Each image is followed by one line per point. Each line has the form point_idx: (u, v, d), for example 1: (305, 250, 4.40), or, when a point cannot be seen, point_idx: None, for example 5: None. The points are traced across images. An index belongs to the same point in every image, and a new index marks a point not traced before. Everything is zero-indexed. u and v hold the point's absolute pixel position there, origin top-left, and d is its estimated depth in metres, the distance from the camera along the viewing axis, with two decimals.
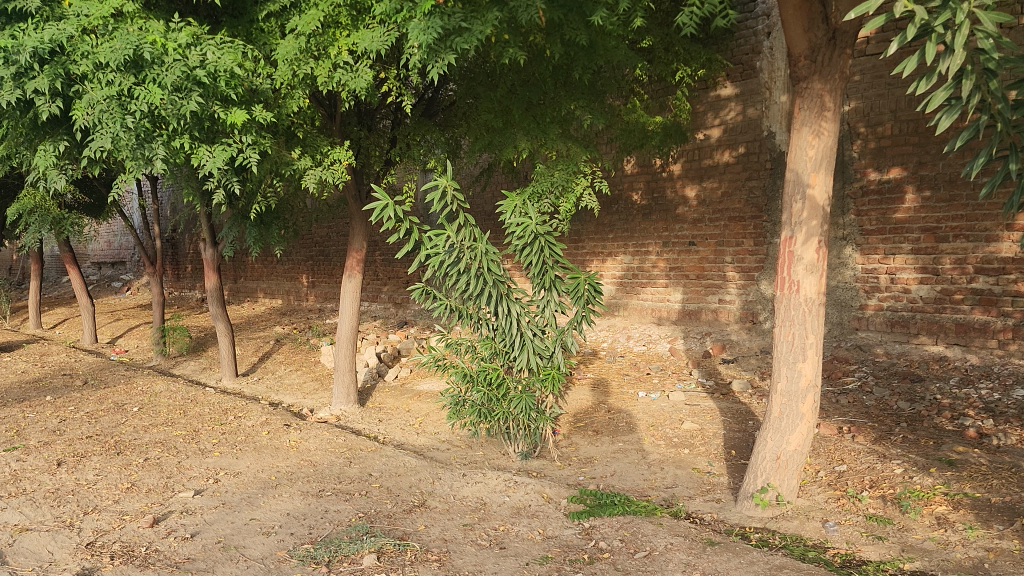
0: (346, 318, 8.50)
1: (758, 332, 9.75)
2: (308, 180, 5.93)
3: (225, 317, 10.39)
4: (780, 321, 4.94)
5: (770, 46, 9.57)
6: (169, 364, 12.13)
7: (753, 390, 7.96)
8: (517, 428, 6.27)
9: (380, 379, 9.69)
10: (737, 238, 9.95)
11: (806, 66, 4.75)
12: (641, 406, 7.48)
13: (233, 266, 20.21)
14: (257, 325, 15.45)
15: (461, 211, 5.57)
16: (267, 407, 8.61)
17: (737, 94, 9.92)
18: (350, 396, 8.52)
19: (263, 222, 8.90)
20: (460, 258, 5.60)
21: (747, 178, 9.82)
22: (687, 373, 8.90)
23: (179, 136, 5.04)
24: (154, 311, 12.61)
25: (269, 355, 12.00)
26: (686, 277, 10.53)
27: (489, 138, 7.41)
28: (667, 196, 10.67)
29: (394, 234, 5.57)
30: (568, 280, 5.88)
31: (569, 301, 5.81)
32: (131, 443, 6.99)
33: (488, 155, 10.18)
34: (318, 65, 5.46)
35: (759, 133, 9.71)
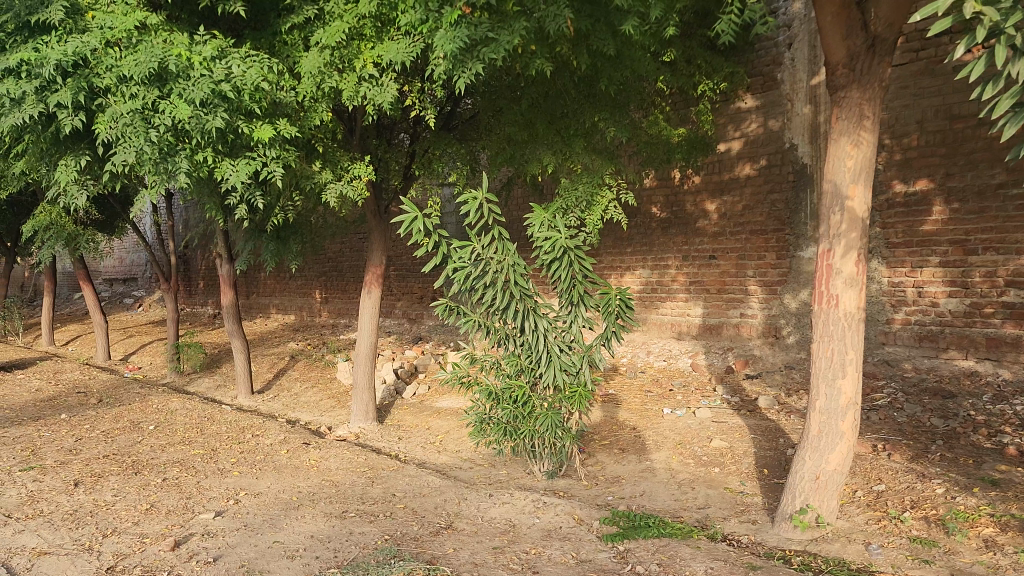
0: (365, 335, 8.39)
1: (781, 347, 9.58)
2: (331, 195, 5.84)
3: (242, 334, 10.29)
4: (819, 337, 4.80)
5: (791, 58, 9.48)
6: (184, 381, 12.04)
7: (781, 407, 7.79)
8: (543, 447, 6.12)
9: (397, 397, 9.55)
10: (759, 251, 9.81)
11: (845, 74, 4.64)
12: (666, 422, 7.31)
13: (247, 282, 20.17)
14: (271, 342, 15.36)
15: (493, 225, 5.48)
16: (284, 425, 8.48)
17: (758, 106, 9.81)
18: (369, 414, 8.40)
19: (280, 237, 8.79)
20: (488, 272, 5.48)
21: (769, 191, 9.69)
22: (711, 389, 8.73)
23: (202, 151, 4.96)
24: (169, 328, 12.57)
25: (284, 372, 11.89)
26: (707, 291, 10.38)
27: (511, 152, 7.33)
28: (687, 210, 10.54)
29: (421, 248, 5.46)
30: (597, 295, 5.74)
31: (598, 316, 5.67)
32: (149, 462, 6.87)
33: (507, 170, 10.09)
34: (343, 78, 5.38)
35: (780, 146, 9.59)
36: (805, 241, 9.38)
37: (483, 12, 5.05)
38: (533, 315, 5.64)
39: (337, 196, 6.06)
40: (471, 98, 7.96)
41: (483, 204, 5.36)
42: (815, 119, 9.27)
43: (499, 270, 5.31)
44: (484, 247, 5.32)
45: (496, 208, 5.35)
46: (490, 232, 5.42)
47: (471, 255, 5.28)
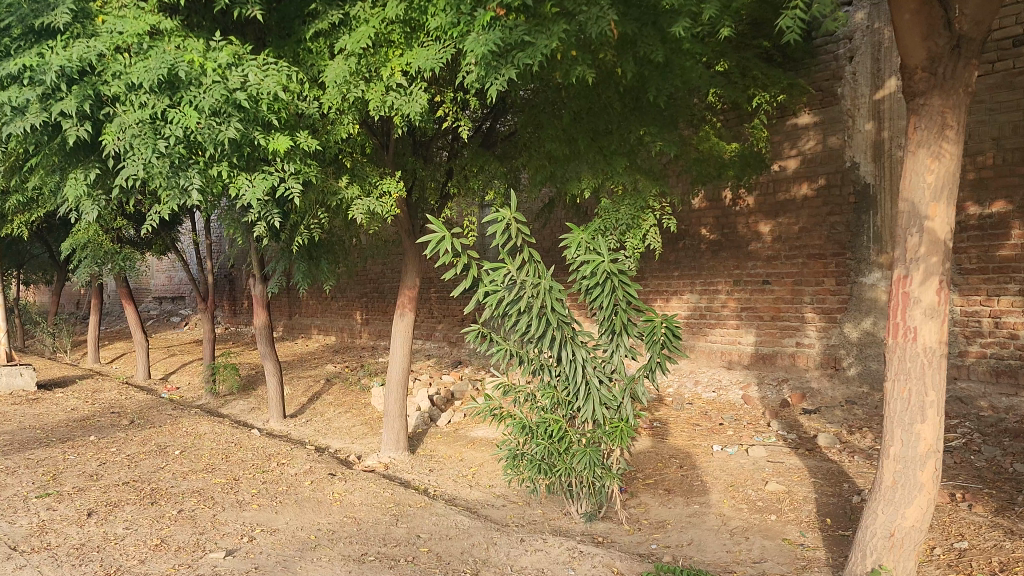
0: (398, 360, 8.03)
1: (841, 379, 8.94)
2: (358, 213, 5.48)
3: (275, 356, 10.02)
4: (893, 375, 4.25)
5: (853, 71, 8.90)
6: (219, 403, 11.82)
7: (843, 446, 7.18)
8: (580, 486, 5.64)
9: (432, 425, 9.14)
10: (817, 277, 9.21)
11: (924, 79, 4.12)
12: (718, 460, 6.73)
13: (289, 302, 20.06)
14: (310, 363, 15.12)
15: (524, 246, 5.02)
16: (312, 453, 8.12)
17: (817, 122, 9.23)
18: (400, 443, 7.99)
19: (312, 255, 8.49)
20: (521, 298, 5.01)
21: (828, 213, 9.09)
22: (765, 424, 8.11)
23: (216, 164, 4.65)
24: (205, 348, 12.39)
25: (319, 395, 11.57)
26: (760, 318, 9.78)
27: (551, 170, 6.92)
28: (739, 232, 9.98)
29: (449, 270, 5.03)
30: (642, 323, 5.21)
31: (641, 347, 5.12)
32: (167, 491, 6.56)
33: (549, 189, 9.67)
34: (370, 88, 5.04)
35: (841, 164, 9.01)
36: (868, 265, 8.78)
37: (520, 14, 4.67)
38: (571, 344, 5.16)
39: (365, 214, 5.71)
40: (511, 112, 7.60)
41: (516, 224, 4.93)
42: (879, 137, 8.71)
43: (533, 297, 4.84)
44: (516, 271, 4.86)
45: (531, 228, 4.90)
46: (524, 253, 4.97)
47: (502, 279, 4.83)
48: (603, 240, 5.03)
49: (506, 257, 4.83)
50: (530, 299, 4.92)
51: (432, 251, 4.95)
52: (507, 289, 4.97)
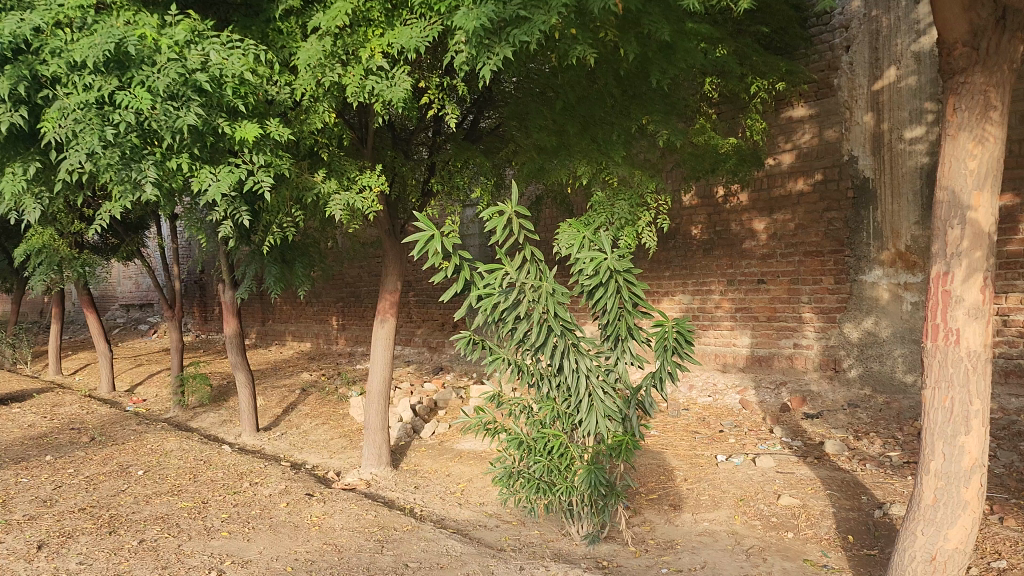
0: (379, 369, 7.53)
1: (842, 381, 8.60)
2: (336, 210, 5.00)
3: (247, 366, 9.47)
4: (933, 382, 3.83)
5: (849, 61, 8.56)
6: (188, 416, 11.22)
7: (852, 453, 6.80)
8: (581, 506, 5.19)
9: (415, 436, 8.65)
10: (815, 275, 8.84)
11: (964, 55, 3.73)
12: (724, 471, 6.31)
13: (262, 307, 19.42)
14: (284, 372, 14.53)
15: (525, 243, 4.55)
16: (288, 469, 7.59)
17: (812, 115, 8.87)
18: (383, 458, 7.49)
19: (283, 259, 7.97)
20: (519, 301, 4.54)
21: (826, 209, 8.74)
22: (767, 430, 7.72)
23: (175, 155, 4.16)
24: (173, 357, 11.77)
25: (294, 406, 11.02)
26: (755, 319, 9.40)
27: (541, 164, 6.48)
28: (732, 229, 9.60)
29: (439, 272, 4.57)
30: (649, 327, 4.71)
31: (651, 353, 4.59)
32: (128, 519, 6.00)
33: (535, 186, 9.23)
34: (347, 71, 4.58)
35: (838, 158, 8.65)
36: (868, 263, 8.43)
37: None
38: (572, 352, 4.68)
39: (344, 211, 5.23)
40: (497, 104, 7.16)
41: (514, 219, 4.47)
42: (878, 129, 8.39)
43: (532, 299, 4.37)
44: (513, 270, 4.38)
45: (529, 224, 4.44)
46: (522, 252, 4.50)
47: (498, 280, 4.36)
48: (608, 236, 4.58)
49: (503, 255, 4.36)
50: (528, 303, 4.45)
51: (420, 251, 4.47)
52: (502, 294, 4.49)
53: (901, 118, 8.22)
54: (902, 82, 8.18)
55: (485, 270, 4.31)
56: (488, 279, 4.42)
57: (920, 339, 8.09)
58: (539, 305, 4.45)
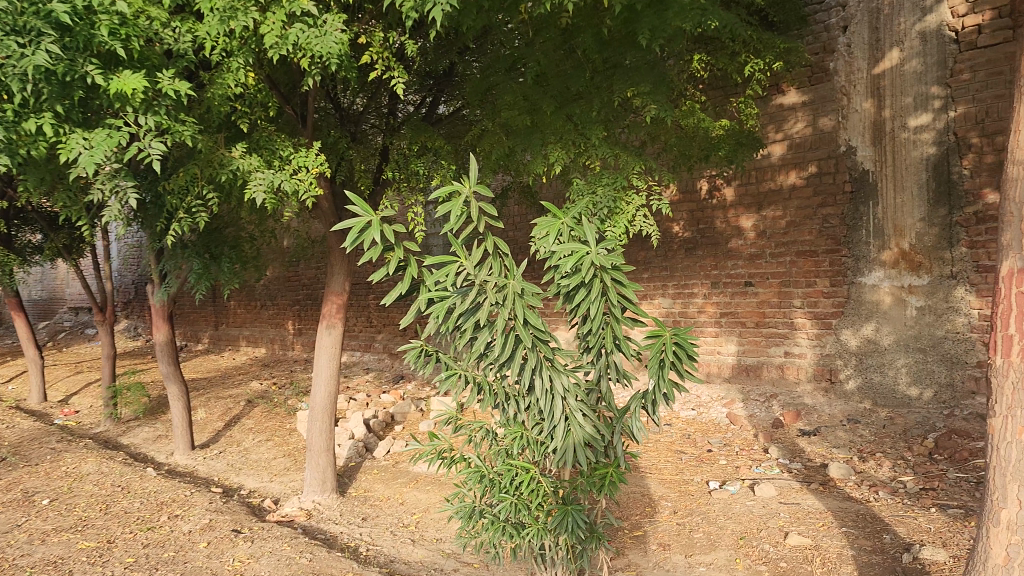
0: (324, 383, 6.60)
1: (838, 394, 7.83)
2: (257, 192, 4.15)
3: (180, 378, 8.46)
4: (1007, 409, 3.01)
5: (846, 43, 7.83)
6: (119, 432, 10.15)
7: (860, 478, 6.01)
8: (556, 552, 4.30)
9: (367, 456, 7.71)
10: (808, 277, 8.07)
11: None
12: (719, 501, 5.46)
13: (215, 310, 18.30)
14: (233, 381, 13.47)
15: (484, 235, 3.58)
16: (217, 497, 6.60)
17: (805, 102, 8.13)
18: (328, 484, 6.54)
19: (208, 252, 6.83)
20: (479, 305, 3.54)
21: (820, 205, 7.98)
22: (762, 451, 6.91)
23: (34, 113, 3.45)
24: (104, 366, 10.67)
25: (238, 420, 10.00)
26: (742, 325, 8.61)
27: (509, 146, 5.61)
28: (717, 227, 8.81)
29: (379, 268, 3.64)
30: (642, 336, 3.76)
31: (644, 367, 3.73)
32: (10, 565, 4.99)
33: (504, 177, 8.36)
34: (265, 17, 3.76)
35: (835, 149, 7.89)
36: (868, 264, 7.66)
37: None
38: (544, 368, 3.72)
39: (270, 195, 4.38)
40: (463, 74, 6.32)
41: (472, 203, 3.57)
42: (879, 116, 7.63)
43: (493, 301, 3.39)
44: (470, 266, 3.43)
45: (493, 208, 3.52)
46: (483, 244, 3.58)
47: (449, 277, 3.39)
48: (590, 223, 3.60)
49: (455, 245, 3.41)
50: (486, 307, 3.45)
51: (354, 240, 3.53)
52: (456, 296, 3.53)
53: (904, 104, 7.48)
54: (906, 65, 7.46)
55: (429, 260, 3.34)
56: (439, 275, 3.45)
57: (926, 348, 7.34)
58: (503, 308, 3.46)
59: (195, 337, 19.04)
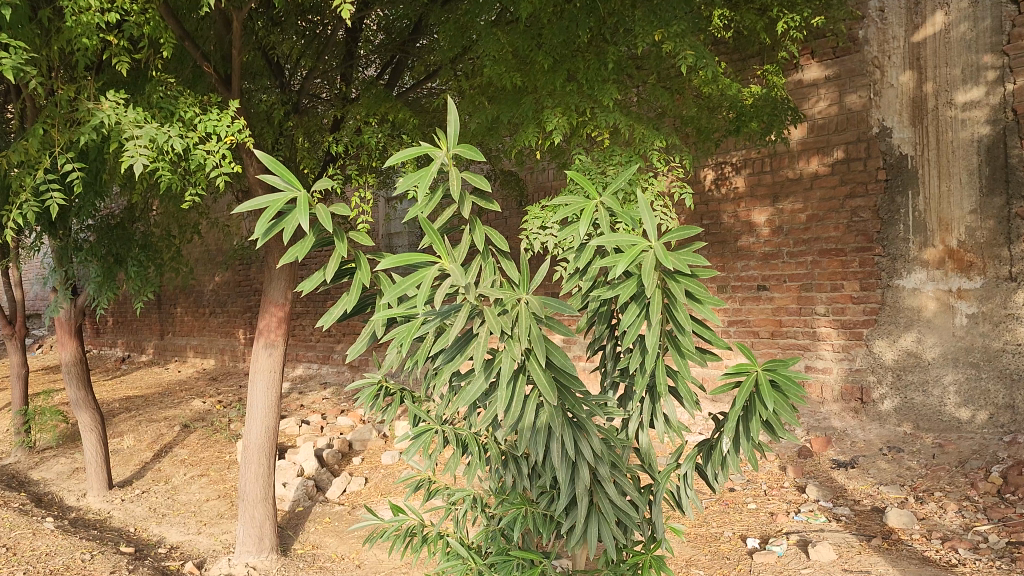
0: (261, 416, 5.28)
1: (872, 416, 6.71)
2: (132, 153, 2.95)
3: (93, 405, 7.06)
4: None
5: (878, 7, 6.74)
6: (30, 464, 8.67)
7: (927, 528, 4.89)
8: None
9: (318, 499, 6.40)
10: (833, 280, 6.92)
11: None
12: (767, 570, 4.26)
13: (161, 318, 16.72)
14: (174, 399, 11.99)
15: (474, 230, 2.32)
16: (125, 561, 5.23)
17: (828, 77, 6.98)
18: (266, 542, 5.23)
19: (112, 256, 5.49)
20: (469, 332, 2.15)
21: (848, 196, 6.84)
22: (795, 490, 5.75)
23: None
24: (15, 387, 9.16)
25: (171, 448, 8.59)
26: (756, 335, 7.47)
27: (497, 114, 4.42)
28: (724, 223, 7.66)
29: (311, 277, 2.34)
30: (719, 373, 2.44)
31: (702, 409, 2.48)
32: None
33: (482, 164, 7.10)
34: None
35: (865, 131, 6.73)
36: (906, 264, 6.54)
37: None
38: (567, 431, 2.31)
39: (160, 162, 3.16)
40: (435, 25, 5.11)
41: (454, 175, 2.25)
42: (920, 92, 6.57)
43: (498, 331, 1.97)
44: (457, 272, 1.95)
45: (487, 183, 2.25)
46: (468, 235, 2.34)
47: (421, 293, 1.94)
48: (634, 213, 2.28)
49: (438, 241, 2.05)
50: (480, 337, 2.04)
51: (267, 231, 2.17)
52: (436, 316, 2.15)
53: (951, 77, 6.45)
54: (952, 31, 6.45)
55: (388, 265, 1.95)
56: (407, 287, 2.00)
57: (979, 362, 6.26)
58: (508, 341, 2.07)
59: (139, 348, 17.43)
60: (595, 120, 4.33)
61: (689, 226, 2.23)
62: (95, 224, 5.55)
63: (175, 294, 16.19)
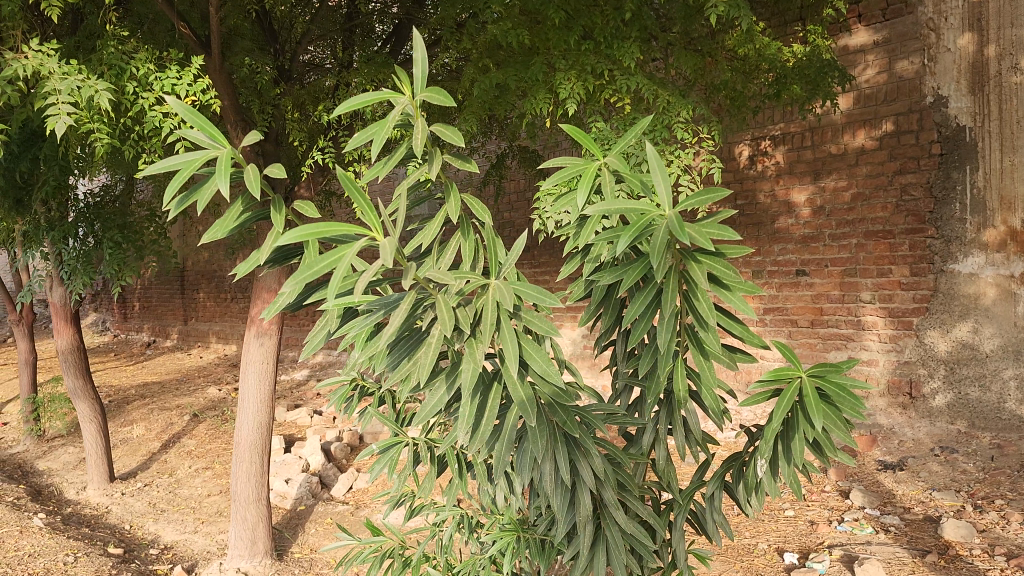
0: (253, 410, 4.88)
1: (922, 413, 6.15)
2: (54, 112, 2.91)
3: (92, 394, 6.75)
4: None
5: None
6: (38, 453, 8.44)
7: (989, 542, 4.34)
8: None
9: (322, 496, 6.03)
10: (879, 264, 6.35)
11: None
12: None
13: (184, 303, 16.53)
14: (191, 386, 11.73)
15: (448, 202, 1.81)
16: (111, 563, 4.88)
17: (877, 42, 6.38)
18: (259, 546, 4.86)
19: (94, 234, 5.05)
20: (422, 330, 1.70)
21: (898, 172, 6.24)
22: (837, 496, 5.22)
23: None
24: (25, 373, 8.93)
25: (180, 438, 8.29)
26: (794, 323, 6.93)
27: (504, 78, 3.94)
28: (760, 203, 7.10)
29: (247, 262, 1.85)
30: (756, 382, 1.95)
31: (723, 420, 2.00)
32: None
33: (498, 141, 6.63)
34: None
35: (918, 100, 6.14)
36: (963, 247, 5.94)
37: None
38: (559, 451, 1.87)
39: (91, 119, 3.19)
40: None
41: (421, 129, 1.72)
42: (980, 56, 5.92)
43: (449, 332, 1.52)
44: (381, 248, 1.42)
45: (462, 138, 1.76)
46: (443, 205, 1.84)
47: (329, 274, 1.42)
48: (642, 177, 1.81)
49: (368, 208, 1.52)
50: (432, 340, 1.59)
51: (182, 200, 1.68)
52: (378, 307, 1.70)
53: (1016, 38, 5.76)
54: None
55: (291, 238, 1.47)
56: (320, 269, 1.49)
57: None
58: (470, 342, 1.62)
59: (163, 333, 17.25)
60: (615, 84, 3.83)
61: (718, 188, 1.73)
62: (79, 205, 5.16)
63: (198, 278, 15.96)
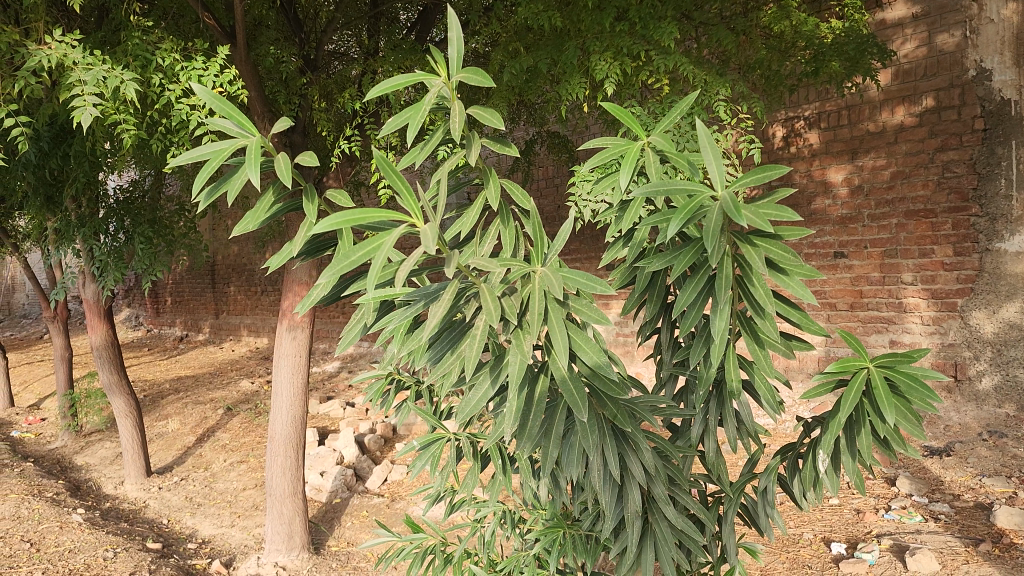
0: (287, 403, 4.86)
1: (968, 397, 5.98)
2: (76, 104, 2.89)
3: (128, 390, 6.78)
4: None
5: None
6: (76, 448, 8.52)
7: None
8: None
9: (357, 489, 6.02)
10: (921, 244, 6.17)
11: None
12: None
13: (215, 297, 16.65)
14: (224, 380, 11.81)
15: (487, 188, 1.73)
16: (151, 558, 4.89)
17: (916, 15, 6.17)
18: (296, 539, 4.84)
19: (124, 231, 5.07)
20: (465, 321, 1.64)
21: (939, 149, 6.05)
22: (882, 484, 5.08)
23: None
24: (61, 369, 9.02)
25: (214, 432, 8.32)
26: (833, 307, 6.76)
27: (533, 61, 3.84)
28: (796, 183, 6.93)
29: (278, 255, 1.78)
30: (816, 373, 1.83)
31: (778, 411, 1.88)
32: None
33: (526, 128, 6.53)
34: None
35: (960, 74, 5.93)
36: (1009, 225, 5.73)
37: None
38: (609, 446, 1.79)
39: (109, 103, 3.17)
40: None
41: (459, 112, 1.64)
42: None
43: (493, 323, 1.43)
44: (422, 235, 1.34)
45: (502, 121, 1.67)
46: (482, 192, 1.75)
47: (368, 263, 1.34)
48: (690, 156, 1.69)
49: (407, 192, 1.44)
50: (478, 329, 1.51)
51: (212, 190, 1.60)
52: (419, 298, 1.62)
53: None
54: None
55: (327, 225, 1.38)
56: (358, 257, 1.40)
57: None
58: (517, 333, 1.55)
59: (196, 327, 17.40)
60: (649, 64, 3.71)
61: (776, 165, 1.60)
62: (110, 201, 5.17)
63: (228, 272, 16.06)
